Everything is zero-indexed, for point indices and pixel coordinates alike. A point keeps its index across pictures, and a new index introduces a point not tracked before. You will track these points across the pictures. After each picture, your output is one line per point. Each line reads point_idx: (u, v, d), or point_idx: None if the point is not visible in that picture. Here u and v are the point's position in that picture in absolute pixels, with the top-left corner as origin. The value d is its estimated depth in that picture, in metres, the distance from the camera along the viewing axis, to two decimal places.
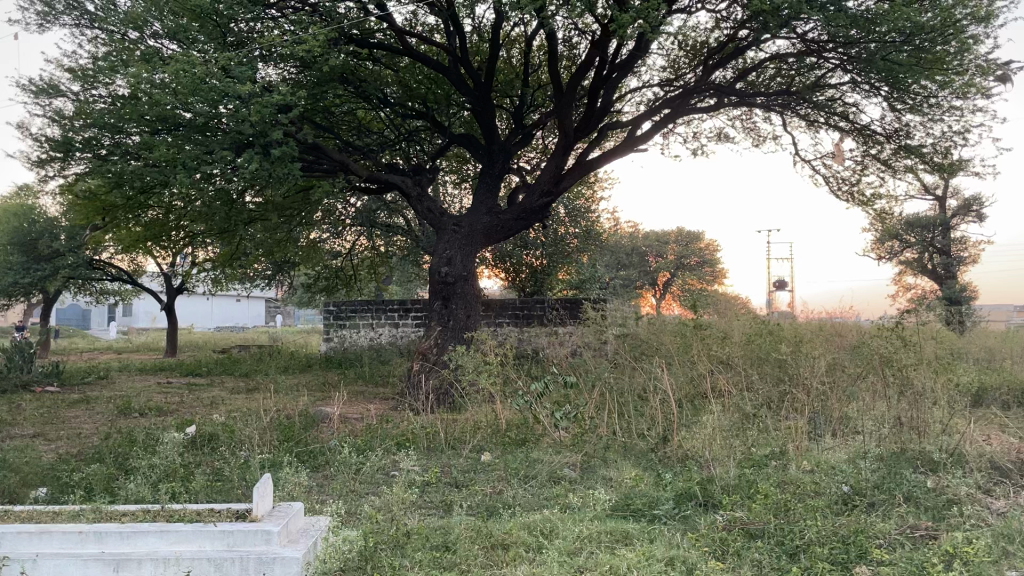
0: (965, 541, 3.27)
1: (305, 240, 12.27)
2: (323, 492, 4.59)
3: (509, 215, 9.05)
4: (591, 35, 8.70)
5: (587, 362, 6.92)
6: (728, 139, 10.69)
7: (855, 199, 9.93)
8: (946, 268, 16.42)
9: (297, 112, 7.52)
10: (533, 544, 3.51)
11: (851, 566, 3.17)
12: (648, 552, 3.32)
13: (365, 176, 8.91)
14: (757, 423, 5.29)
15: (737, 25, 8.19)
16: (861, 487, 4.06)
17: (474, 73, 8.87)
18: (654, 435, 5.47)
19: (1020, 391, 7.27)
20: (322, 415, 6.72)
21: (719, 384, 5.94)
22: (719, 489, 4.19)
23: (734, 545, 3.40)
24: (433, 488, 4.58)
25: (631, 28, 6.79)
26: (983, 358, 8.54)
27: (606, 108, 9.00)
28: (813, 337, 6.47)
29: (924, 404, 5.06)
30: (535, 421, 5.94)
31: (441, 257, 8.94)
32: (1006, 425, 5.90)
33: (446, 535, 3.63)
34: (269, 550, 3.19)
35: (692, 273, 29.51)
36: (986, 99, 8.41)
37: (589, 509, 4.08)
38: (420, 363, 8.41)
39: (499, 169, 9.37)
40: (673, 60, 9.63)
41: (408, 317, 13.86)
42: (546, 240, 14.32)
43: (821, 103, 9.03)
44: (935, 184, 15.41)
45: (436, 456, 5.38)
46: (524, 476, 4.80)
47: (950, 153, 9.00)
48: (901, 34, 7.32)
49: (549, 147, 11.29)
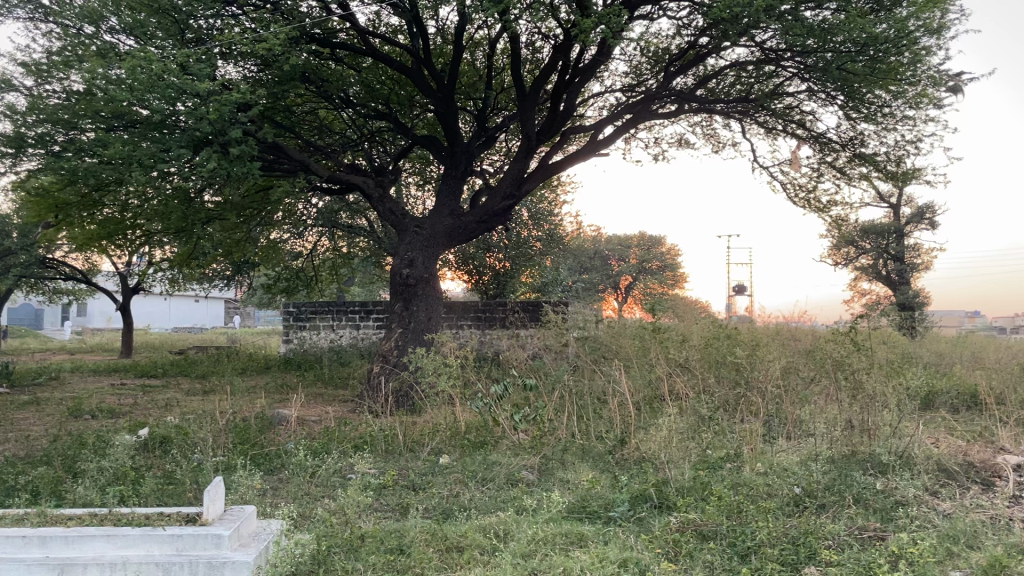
0: (912, 542, 3.34)
1: (265, 240, 12.14)
2: (277, 495, 4.55)
3: (471, 217, 9.05)
4: (554, 39, 8.72)
5: (547, 365, 6.95)
6: (688, 145, 10.78)
7: (811, 206, 10.10)
8: (900, 275, 16.72)
9: (256, 111, 7.44)
10: (487, 546, 3.51)
11: (800, 566, 3.23)
12: (601, 554, 3.34)
13: (326, 176, 8.84)
14: (713, 426, 5.33)
15: (698, 32, 8.26)
16: (812, 489, 4.14)
17: (438, 75, 8.86)
18: (612, 438, 5.48)
19: (968, 395, 7.45)
20: (279, 417, 6.65)
21: (677, 387, 5.99)
22: (674, 490, 4.24)
23: (687, 546, 3.45)
24: (389, 491, 4.56)
25: (593, 33, 6.85)
26: (935, 363, 8.72)
27: (569, 112, 9.03)
28: (770, 341, 6.56)
29: (875, 407, 5.14)
30: (494, 424, 5.94)
31: (403, 258, 8.90)
32: (954, 428, 6.03)
33: (401, 537, 3.62)
34: (220, 554, 3.15)
35: (654, 278, 29.49)
36: (938, 109, 8.60)
37: (545, 511, 4.10)
38: (380, 365, 8.37)
39: (461, 171, 9.35)
40: (635, 66, 9.68)
41: (370, 318, 13.77)
42: (509, 243, 14.31)
43: (779, 111, 9.16)
44: (889, 192, 15.74)
45: (393, 459, 5.36)
46: (482, 479, 4.81)
47: (902, 162, 9.19)
48: (856, 45, 7.45)
49: (512, 150, 11.30)
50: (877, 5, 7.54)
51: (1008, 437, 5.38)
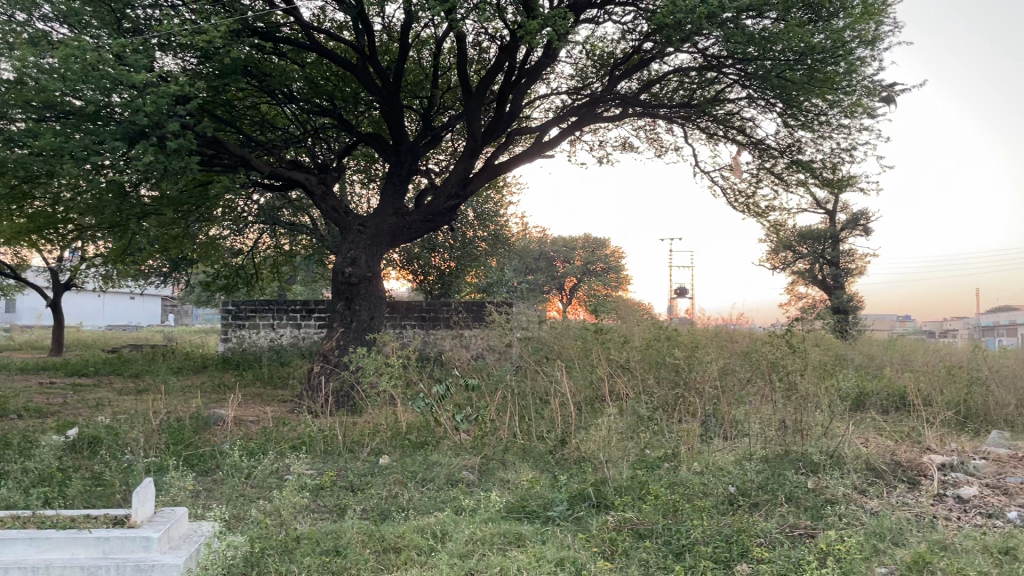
0: (839, 539, 3.43)
1: (204, 237, 11.90)
2: (210, 497, 4.46)
3: (416, 217, 9.00)
4: (501, 40, 8.73)
5: (490, 366, 6.96)
6: (633, 148, 10.89)
7: (750, 211, 10.31)
8: (835, 279, 17.17)
9: (195, 103, 7.29)
10: (425, 546, 3.49)
11: (733, 564, 3.29)
12: (538, 553, 3.35)
13: (268, 172, 8.69)
14: (652, 425, 5.40)
15: (642, 38, 8.37)
16: (747, 487, 4.23)
17: (383, 73, 8.79)
18: (553, 437, 5.51)
19: (897, 397, 7.69)
20: (215, 418, 6.53)
21: (617, 388, 6.07)
22: (612, 489, 4.28)
23: (623, 545, 3.49)
24: (327, 492, 4.51)
25: (539, 35, 6.89)
26: (867, 366, 8.96)
27: (515, 113, 9.06)
28: (708, 343, 6.67)
29: (807, 408, 5.26)
30: (435, 424, 5.90)
31: (345, 256, 8.81)
32: (883, 428, 6.22)
33: (337, 539, 3.57)
34: (148, 557, 3.08)
35: (597, 279, 29.58)
36: (871, 119, 8.87)
37: (484, 510, 4.11)
38: (320, 365, 8.25)
39: (406, 170, 9.28)
40: (581, 69, 9.74)
41: (311, 317, 13.57)
42: (455, 243, 14.26)
43: (720, 117, 9.34)
44: (825, 199, 16.15)
45: (332, 460, 5.32)
46: (422, 479, 4.79)
47: (837, 169, 9.46)
48: (794, 54, 7.64)
49: (457, 150, 11.28)
50: (815, 15, 7.65)
51: (932, 437, 5.57)
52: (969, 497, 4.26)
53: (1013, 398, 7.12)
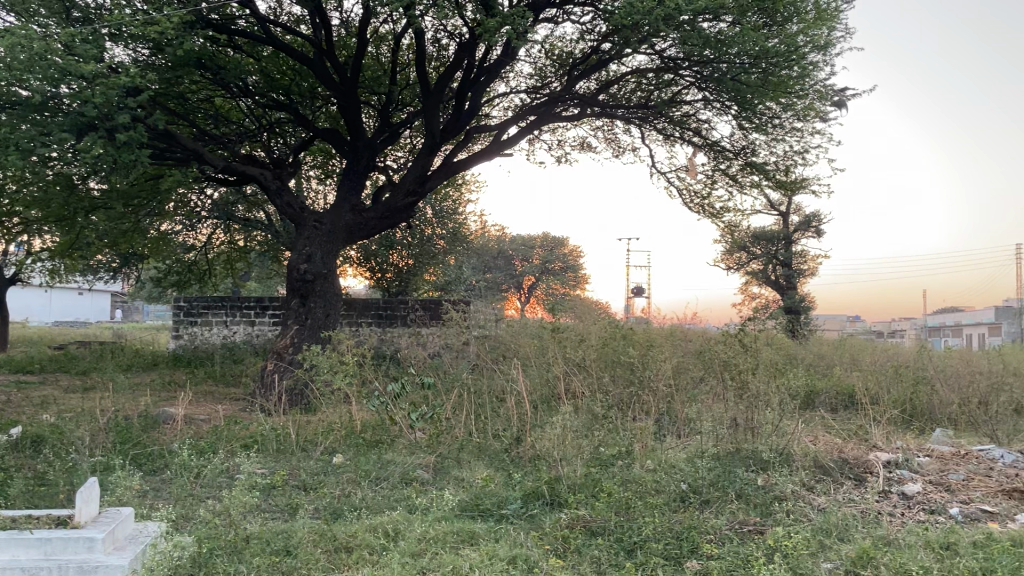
0: (786, 535, 3.50)
1: (155, 232, 11.67)
2: (158, 497, 4.38)
3: (372, 214, 8.93)
4: (460, 37, 8.71)
5: (446, 364, 6.94)
6: (591, 148, 10.94)
7: (705, 212, 10.43)
8: (788, 279, 17.47)
9: (146, 95, 7.14)
10: (377, 545, 3.47)
11: (683, 560, 3.34)
12: (491, 551, 3.35)
13: (221, 166, 8.56)
14: (606, 423, 5.44)
15: (601, 38, 8.41)
16: (698, 484, 4.29)
17: (341, 68, 8.71)
18: (509, 435, 5.53)
19: (845, 396, 7.84)
20: (164, 416, 6.40)
21: (573, 386, 6.10)
22: (565, 487, 4.30)
23: (575, 543, 3.51)
24: (278, 492, 4.47)
25: (498, 34, 6.91)
26: (817, 366, 9.14)
27: (473, 111, 9.05)
28: (663, 342, 6.74)
29: (758, 405, 5.34)
30: (390, 422, 5.87)
31: (300, 253, 8.71)
32: (831, 425, 6.34)
33: (288, 538, 3.54)
34: (92, 558, 3.02)
35: (556, 278, 29.81)
36: (824, 122, 9.04)
37: (438, 509, 4.09)
38: (274, 363, 8.15)
39: (363, 166, 9.20)
40: (540, 68, 9.74)
41: (266, 314, 13.40)
42: (413, 240, 14.20)
43: (676, 119, 9.44)
44: (778, 200, 16.42)
45: (284, 459, 5.26)
46: (375, 478, 4.76)
47: (790, 171, 9.62)
48: (748, 58, 7.77)
49: (416, 147, 11.22)
50: (770, 19, 7.74)
51: (878, 434, 5.69)
52: (913, 493, 4.38)
53: (955, 397, 7.23)
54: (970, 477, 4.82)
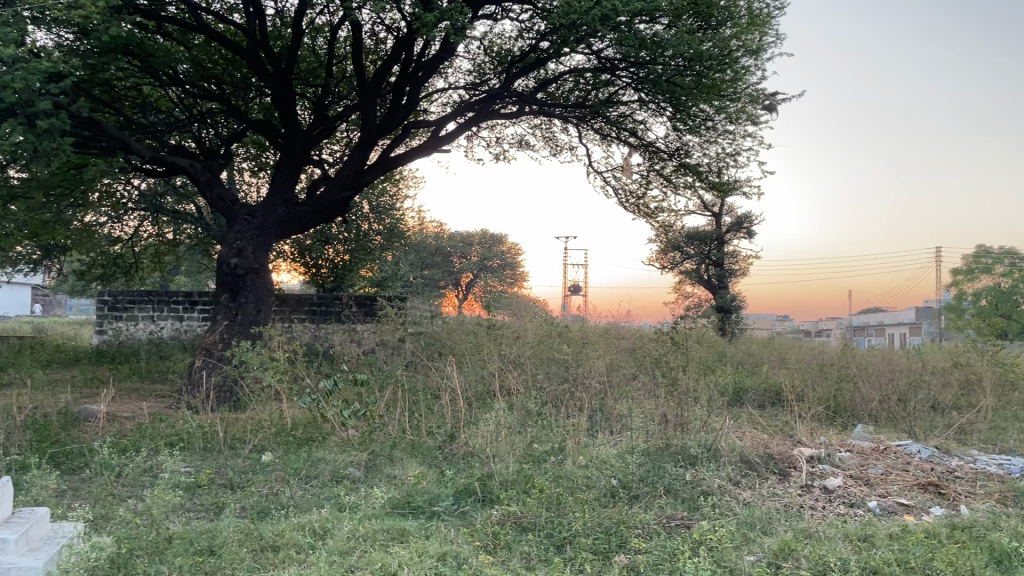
0: (712, 529, 3.58)
1: (78, 224, 11.27)
2: (76, 496, 4.24)
3: (306, 208, 8.81)
4: (398, 31, 8.64)
5: (380, 360, 6.89)
6: (529, 146, 10.97)
7: (640, 212, 10.58)
8: (720, 279, 17.83)
9: (69, 81, 6.91)
10: (303, 545, 3.41)
11: (611, 554, 3.38)
12: (421, 548, 3.34)
13: (149, 156, 8.32)
14: (540, 420, 5.47)
15: (539, 37, 8.44)
16: (628, 480, 4.35)
17: (275, 59, 8.55)
18: (442, 433, 5.52)
19: (772, 394, 8.05)
20: (85, 414, 6.19)
21: (508, 383, 6.12)
22: (497, 484, 4.33)
23: (505, 538, 3.54)
24: (203, 490, 4.38)
25: (435, 28, 6.88)
26: (746, 364, 9.36)
27: (411, 106, 8.98)
28: (597, 339, 6.81)
29: (688, 403, 5.44)
30: (322, 419, 5.80)
31: (231, 247, 8.54)
32: (758, 422, 6.50)
33: (213, 537, 3.47)
34: (4, 560, 2.91)
35: (494, 276, 29.81)
36: (755, 125, 9.24)
37: (368, 507, 4.06)
38: (203, 359, 7.97)
39: (298, 159, 9.06)
40: (478, 64, 9.72)
41: (195, 310, 13.11)
42: (349, 235, 13.96)
43: (612, 119, 9.55)
44: (712, 201, 16.75)
45: (210, 457, 5.15)
46: (305, 476, 4.69)
47: (723, 172, 9.81)
48: (683, 61, 7.90)
49: (353, 140, 11.08)
50: (705, 23, 7.87)
51: (803, 431, 5.85)
52: (834, 487, 4.51)
53: (876, 394, 7.46)
54: (887, 471, 5.00)
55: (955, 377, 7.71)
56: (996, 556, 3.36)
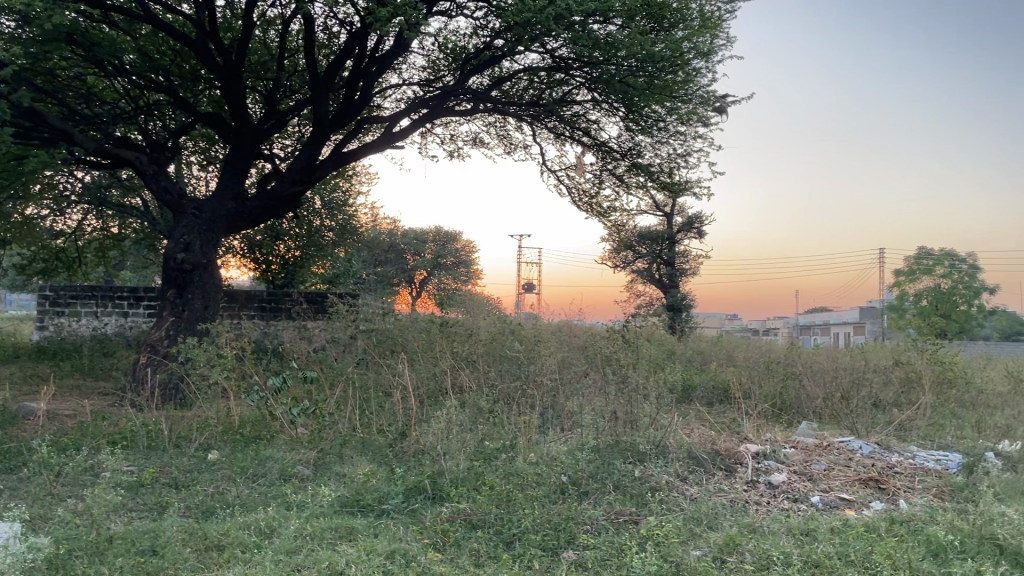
0: (658, 525, 3.62)
1: (18, 217, 10.93)
2: (13, 496, 4.12)
3: (255, 203, 8.69)
4: (351, 25, 8.56)
5: (330, 358, 6.82)
6: (483, 144, 10.96)
7: (593, 211, 10.65)
8: (671, 278, 18.05)
9: (9, 69, 6.70)
10: (249, 544, 3.36)
11: (559, 551, 3.40)
12: (369, 547, 3.32)
13: (93, 148, 8.11)
14: (491, 418, 5.48)
15: (493, 34, 8.43)
16: (578, 476, 4.38)
17: (225, 50, 8.40)
18: (393, 431, 5.49)
19: (720, 391, 8.18)
20: (23, 412, 6.02)
21: (460, 381, 6.12)
22: (447, 481, 4.32)
23: (454, 536, 3.53)
24: (145, 490, 4.28)
25: (389, 24, 6.84)
26: (696, 362, 9.49)
27: (364, 101, 8.91)
28: (549, 337, 6.84)
29: (638, 400, 5.50)
30: (270, 417, 5.73)
31: (178, 241, 8.38)
32: (706, 419, 6.60)
33: (156, 537, 3.40)
34: None
35: (448, 273, 29.71)
36: (705, 127, 9.38)
37: (316, 505, 4.03)
38: (147, 356, 7.81)
39: (248, 153, 8.92)
40: (433, 61, 9.69)
41: (140, 306, 12.94)
42: (301, 231, 13.79)
43: (566, 118, 9.61)
44: (663, 200, 16.93)
45: (155, 456, 5.05)
46: (251, 475, 4.63)
47: (674, 173, 9.94)
48: (636, 62, 7.97)
49: (305, 135, 10.96)
50: (657, 24, 7.95)
51: (749, 427, 5.96)
52: (779, 483, 4.60)
53: (820, 391, 7.64)
54: (830, 466, 5.12)
55: (896, 375, 7.91)
56: (932, 549, 3.46)
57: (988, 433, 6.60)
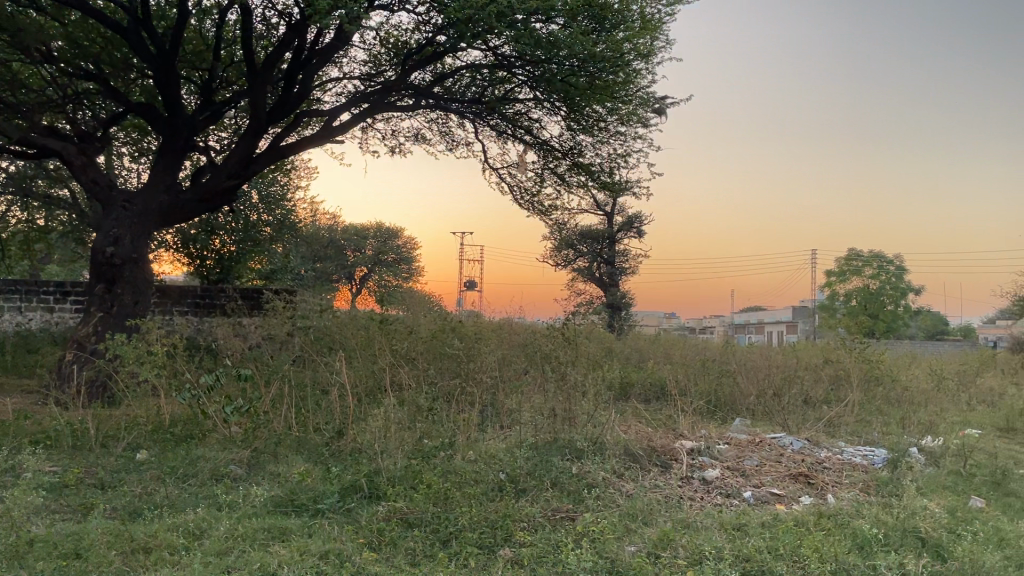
0: (594, 521, 3.66)
1: None
2: None
3: (189, 196, 8.49)
4: (291, 17, 8.42)
5: (266, 355, 6.71)
6: (425, 140, 10.90)
7: (535, 209, 10.69)
8: (611, 277, 18.23)
9: None
10: (178, 546, 3.29)
11: (495, 548, 3.41)
12: (302, 547, 3.28)
13: (17, 137, 7.81)
14: (429, 416, 5.46)
15: (436, 30, 8.38)
16: (515, 474, 4.40)
17: (159, 39, 8.17)
18: (329, 429, 5.43)
19: (656, 388, 8.31)
20: None
21: (398, 378, 6.08)
22: (384, 480, 4.30)
23: (389, 535, 3.51)
24: (69, 491, 4.15)
25: (329, 17, 6.75)
26: (634, 360, 9.62)
27: (303, 94, 8.76)
28: (488, 334, 6.85)
29: (576, 398, 5.55)
30: (202, 416, 5.61)
31: (107, 235, 8.14)
32: (642, 416, 6.69)
33: (79, 540, 3.30)
34: None
35: (389, 270, 29.48)
36: (645, 128, 9.51)
37: (249, 506, 3.96)
38: (73, 353, 7.58)
39: (182, 145, 8.70)
40: (374, 56, 9.58)
41: (66, 301, 12.57)
42: (237, 226, 13.49)
43: (508, 116, 9.61)
44: (604, 200, 17.11)
45: (81, 456, 4.89)
46: (182, 475, 4.52)
47: (614, 173, 10.04)
48: (577, 62, 8.02)
49: (242, 127, 10.75)
50: (599, 25, 7.96)
51: (684, 424, 6.06)
52: (712, 479, 4.70)
53: (753, 389, 7.83)
54: (762, 462, 5.25)
55: (825, 373, 8.16)
56: (858, 542, 3.57)
57: (911, 428, 6.85)
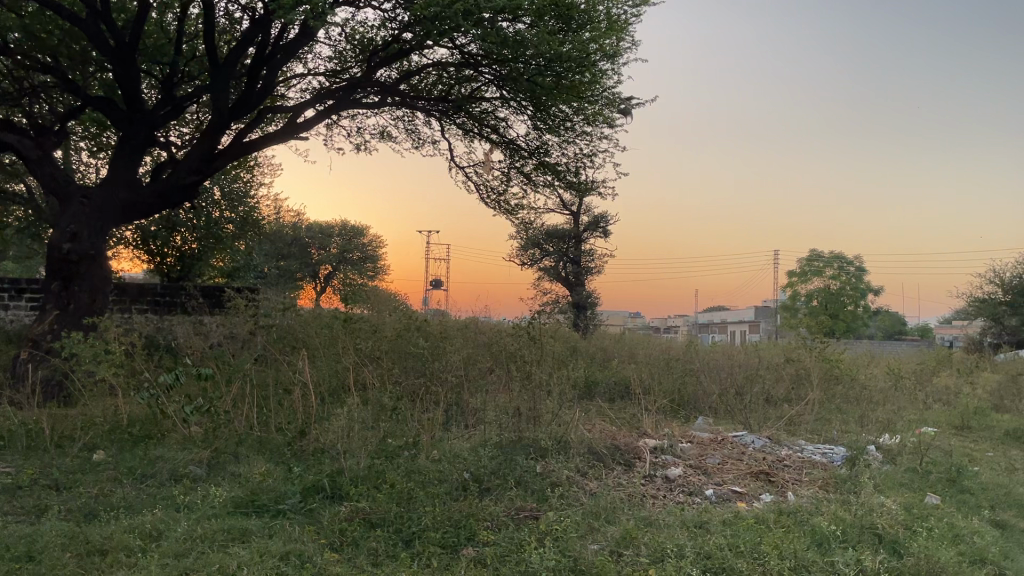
0: (557, 520, 3.67)
1: None
2: None
3: (149, 191, 8.35)
4: (255, 11, 8.31)
5: (228, 354, 6.62)
6: (391, 138, 10.83)
7: (501, 208, 10.69)
8: (576, 276, 18.29)
9: None
10: (134, 548, 3.23)
11: (458, 548, 3.41)
12: (262, 548, 3.24)
13: None
14: (393, 415, 5.43)
15: (402, 27, 8.33)
16: (479, 473, 4.39)
17: (119, 31, 8.02)
18: (291, 429, 5.37)
19: (621, 387, 8.35)
20: None
21: (362, 378, 6.03)
22: (346, 480, 4.27)
23: (352, 535, 3.49)
24: (22, 493, 4.05)
25: (294, 12, 6.68)
26: (599, 359, 9.66)
27: (267, 90, 8.66)
28: (453, 333, 6.82)
29: (540, 397, 5.55)
30: (161, 416, 5.52)
31: (64, 231, 7.97)
32: (606, 414, 6.72)
33: (32, 542, 3.23)
34: None
35: (354, 268, 29.27)
36: (610, 129, 9.55)
37: (209, 507, 3.91)
38: (28, 352, 7.42)
39: (142, 140, 8.55)
40: (339, 53, 9.50)
41: (22, 299, 12.29)
42: (198, 223, 13.29)
43: (475, 115, 9.59)
44: (570, 200, 17.16)
45: (35, 457, 4.79)
46: (139, 476, 4.45)
47: (580, 172, 10.07)
48: (543, 61, 8.03)
49: (203, 123, 10.59)
50: (565, 25, 7.94)
51: (648, 422, 6.10)
52: (674, 477, 4.74)
53: (716, 388, 7.90)
54: (724, 460, 5.30)
55: (787, 372, 8.26)
56: (817, 539, 3.63)
57: (870, 426, 6.97)
